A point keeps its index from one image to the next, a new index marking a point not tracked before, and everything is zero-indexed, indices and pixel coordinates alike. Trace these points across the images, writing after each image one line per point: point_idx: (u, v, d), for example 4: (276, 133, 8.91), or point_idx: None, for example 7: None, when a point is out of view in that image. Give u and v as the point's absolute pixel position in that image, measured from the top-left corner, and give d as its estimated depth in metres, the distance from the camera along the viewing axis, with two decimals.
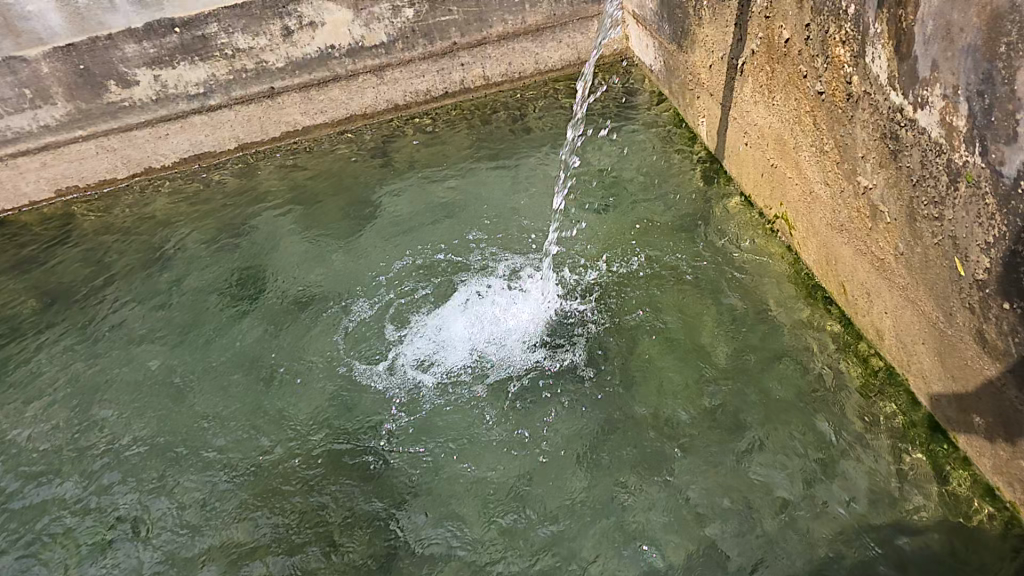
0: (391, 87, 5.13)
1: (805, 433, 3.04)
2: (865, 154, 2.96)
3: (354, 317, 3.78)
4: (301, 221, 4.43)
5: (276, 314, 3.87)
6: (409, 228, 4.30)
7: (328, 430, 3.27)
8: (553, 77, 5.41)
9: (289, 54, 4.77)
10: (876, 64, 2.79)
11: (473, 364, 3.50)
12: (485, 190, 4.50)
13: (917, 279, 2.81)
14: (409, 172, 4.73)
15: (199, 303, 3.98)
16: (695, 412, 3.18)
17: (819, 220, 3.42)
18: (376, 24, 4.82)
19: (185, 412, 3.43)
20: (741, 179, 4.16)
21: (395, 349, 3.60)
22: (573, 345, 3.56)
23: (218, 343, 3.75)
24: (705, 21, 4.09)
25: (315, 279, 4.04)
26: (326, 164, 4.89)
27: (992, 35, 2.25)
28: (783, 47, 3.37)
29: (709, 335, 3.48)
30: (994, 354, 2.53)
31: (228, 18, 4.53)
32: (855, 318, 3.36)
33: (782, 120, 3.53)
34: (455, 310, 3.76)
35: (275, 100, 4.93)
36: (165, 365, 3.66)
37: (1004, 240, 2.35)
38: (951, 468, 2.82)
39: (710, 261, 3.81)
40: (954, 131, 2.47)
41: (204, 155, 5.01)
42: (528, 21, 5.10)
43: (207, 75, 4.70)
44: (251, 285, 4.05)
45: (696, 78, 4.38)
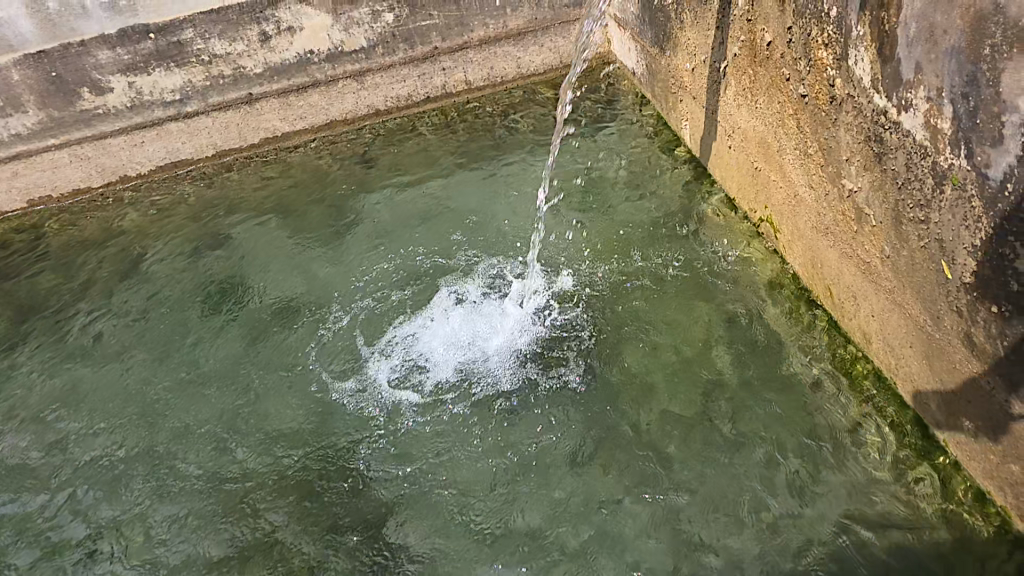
0: (372, 92, 5.01)
1: (793, 438, 2.94)
2: (849, 157, 2.85)
3: (328, 328, 3.64)
4: (281, 230, 4.28)
5: (253, 322, 3.73)
6: (389, 233, 4.18)
7: (307, 446, 3.13)
8: (535, 81, 5.31)
9: (267, 60, 4.65)
10: (859, 66, 2.69)
11: (458, 378, 3.34)
12: (469, 196, 4.38)
13: (903, 282, 2.71)
14: (389, 177, 4.60)
15: (173, 313, 3.83)
16: (681, 420, 3.07)
17: (804, 223, 3.32)
18: (356, 29, 4.70)
19: (158, 427, 3.29)
20: (725, 181, 4.06)
21: (371, 364, 3.44)
22: (558, 351, 3.44)
23: (194, 354, 3.60)
24: (686, 24, 3.99)
25: (293, 286, 3.90)
26: (305, 169, 4.77)
27: (976, 37, 2.16)
28: (765, 50, 3.27)
29: (695, 340, 3.38)
30: (982, 359, 2.43)
31: (204, 23, 4.40)
32: (841, 322, 3.26)
33: (765, 123, 3.43)
34: (433, 323, 3.61)
35: (253, 106, 4.80)
36: (139, 379, 3.51)
37: (992, 243, 2.26)
38: (940, 472, 2.73)
39: (695, 265, 3.71)
40: (938, 134, 2.38)
41: (180, 163, 4.88)
42: (510, 25, 4.99)
43: (183, 81, 4.58)
44: (228, 293, 3.91)
45: (679, 81, 4.29)
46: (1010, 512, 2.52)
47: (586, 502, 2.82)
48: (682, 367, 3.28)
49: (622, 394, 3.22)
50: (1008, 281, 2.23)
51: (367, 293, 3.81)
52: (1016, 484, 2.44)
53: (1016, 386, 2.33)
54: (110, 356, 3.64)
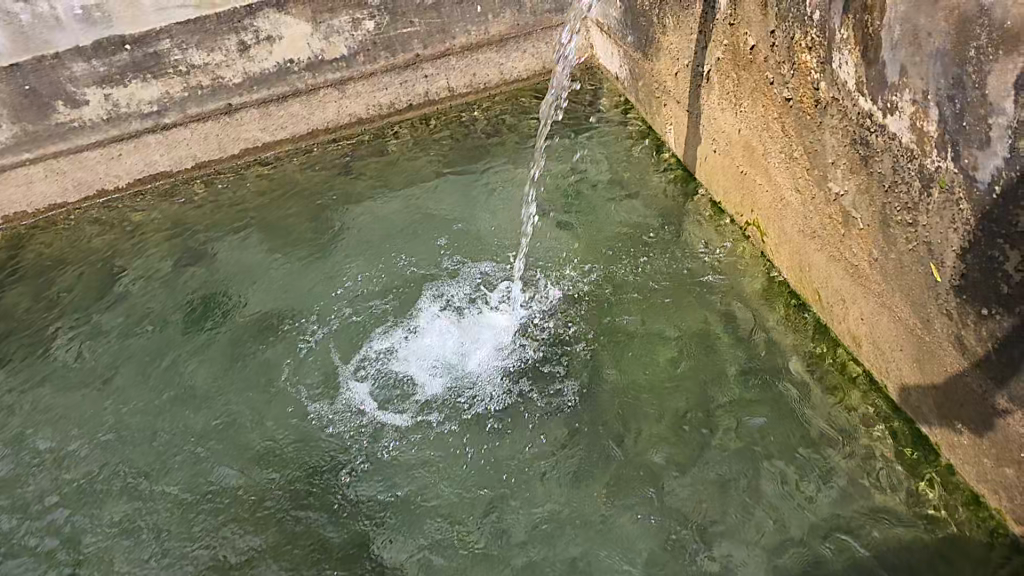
0: (353, 100, 4.95)
1: (785, 444, 2.91)
2: (835, 160, 2.84)
3: (311, 344, 3.56)
4: (263, 243, 4.20)
5: (236, 338, 3.65)
6: (373, 244, 4.12)
7: (292, 465, 3.06)
8: (519, 87, 5.26)
9: (246, 69, 4.58)
10: (843, 70, 2.67)
11: (445, 393, 3.28)
12: (453, 205, 4.32)
13: (893, 285, 2.70)
14: (372, 186, 4.54)
15: (155, 330, 3.74)
16: (674, 427, 3.04)
17: (790, 227, 3.30)
18: (336, 37, 4.64)
19: (140, 448, 3.20)
20: (710, 185, 4.03)
21: (351, 381, 3.37)
22: (547, 359, 3.40)
23: (175, 372, 3.52)
24: (669, 28, 3.98)
25: (276, 299, 3.83)
26: (287, 180, 4.70)
27: (960, 39, 2.15)
28: (749, 54, 3.25)
29: (687, 347, 3.35)
30: (973, 362, 2.42)
31: (181, 34, 4.33)
32: (831, 325, 3.24)
33: (750, 127, 3.41)
34: (415, 338, 3.55)
35: (233, 117, 4.73)
36: (118, 399, 3.43)
37: (980, 246, 2.24)
38: (934, 475, 2.71)
39: (683, 271, 3.68)
40: (925, 137, 2.36)
41: (160, 175, 4.78)
42: (491, 32, 4.96)
43: (161, 93, 4.50)
44: (211, 308, 3.83)
45: (663, 86, 4.26)
46: (1005, 515, 2.50)
47: (578, 516, 2.78)
48: (673, 375, 3.24)
49: (613, 404, 3.17)
50: (998, 284, 2.22)
51: (350, 307, 3.74)
52: (1011, 487, 2.43)
53: (1008, 389, 2.32)
54: (88, 376, 3.55)
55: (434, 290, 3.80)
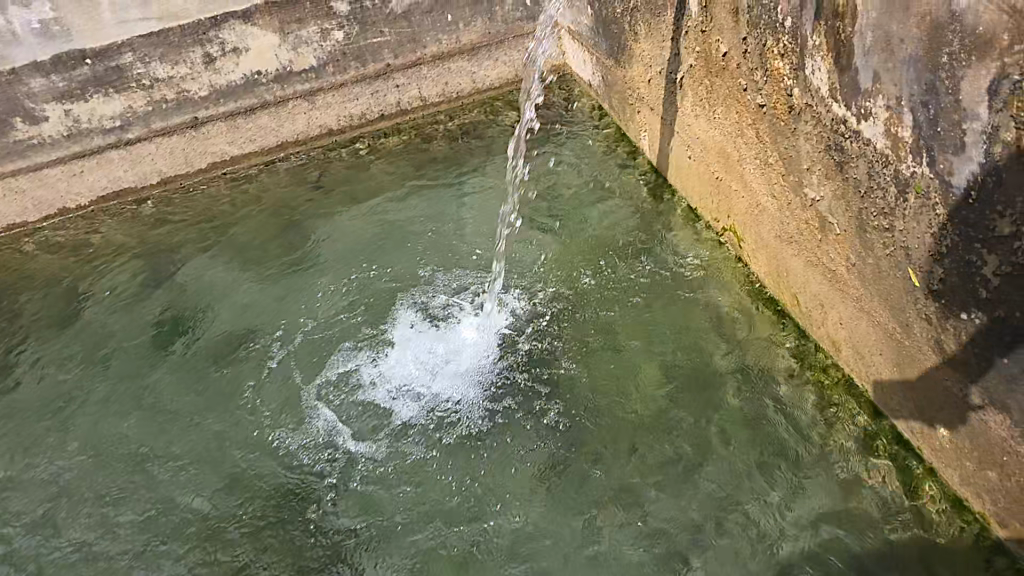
0: (324, 111, 4.86)
1: (768, 453, 2.89)
2: (810, 166, 2.84)
3: (284, 364, 3.47)
4: (234, 260, 4.09)
5: (207, 359, 3.54)
6: (347, 258, 4.03)
7: (269, 491, 2.97)
8: (491, 95, 5.21)
9: (212, 82, 4.48)
10: (816, 76, 2.67)
11: (424, 412, 3.20)
12: (427, 217, 4.25)
13: (870, 290, 2.70)
14: (344, 199, 4.45)
15: (121, 354, 3.62)
16: (657, 438, 3.01)
17: (767, 232, 3.29)
18: (305, 48, 4.56)
19: (108, 478, 3.09)
20: (686, 191, 4.02)
21: (324, 404, 3.27)
22: (527, 372, 3.35)
23: (145, 397, 3.41)
24: (641, 36, 3.97)
25: (248, 318, 3.73)
26: (256, 194, 4.58)
27: (932, 45, 2.16)
28: (721, 60, 3.25)
29: (667, 355, 3.32)
30: (953, 366, 2.43)
31: (144, 47, 4.22)
32: (810, 330, 3.23)
33: (724, 133, 3.41)
34: (389, 356, 3.46)
35: (199, 130, 4.61)
36: (85, 426, 3.30)
37: (958, 251, 2.25)
38: (916, 479, 2.71)
39: (662, 279, 3.66)
40: (899, 143, 2.37)
41: (124, 192, 4.63)
42: (463, 40, 4.91)
43: (124, 108, 4.37)
44: (180, 329, 3.72)
45: (636, 93, 4.25)
46: (989, 518, 2.51)
47: (563, 533, 2.73)
48: (656, 385, 3.21)
49: (597, 416, 3.12)
50: (976, 288, 2.23)
51: (324, 324, 3.65)
52: (994, 490, 2.44)
53: (988, 392, 2.33)
54: (52, 403, 3.42)
55: (407, 304, 3.72)
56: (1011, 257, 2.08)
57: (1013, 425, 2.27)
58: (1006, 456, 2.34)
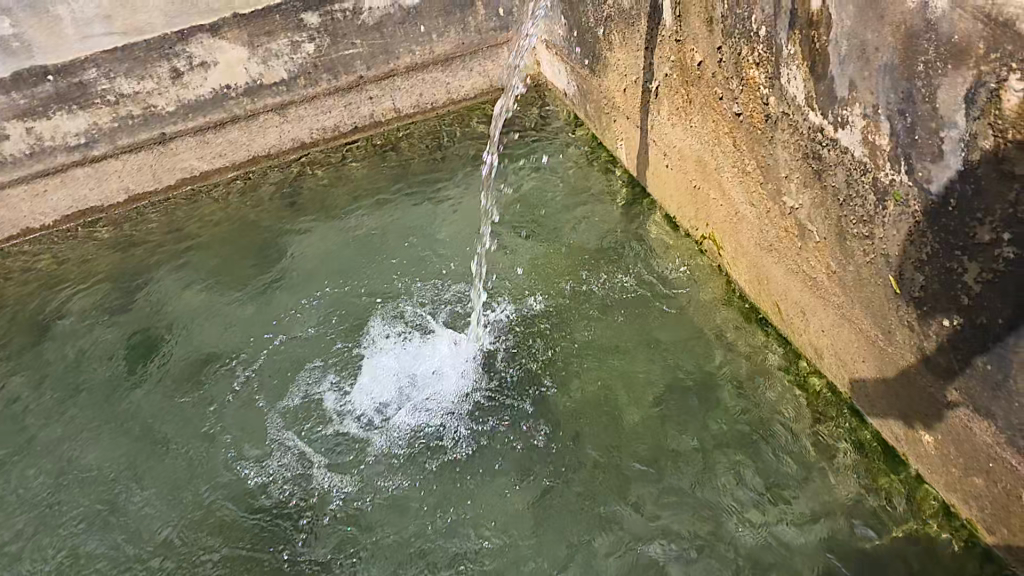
0: (296, 125, 4.77)
1: (755, 464, 2.87)
2: (789, 175, 2.83)
3: (260, 385, 3.38)
4: (206, 278, 3.99)
5: (180, 383, 3.44)
6: (322, 275, 3.94)
7: (249, 519, 2.88)
8: (466, 106, 5.16)
9: (180, 97, 4.38)
10: (792, 85, 2.66)
11: (404, 433, 3.14)
12: (403, 230, 4.19)
13: (852, 297, 2.69)
14: (318, 214, 4.37)
15: (89, 381, 3.50)
16: (643, 452, 2.97)
17: (747, 240, 3.28)
18: (275, 61, 4.49)
19: (77, 511, 2.97)
20: (664, 199, 4.00)
21: (299, 428, 3.19)
22: (509, 387, 3.29)
23: (116, 424, 3.30)
24: (615, 45, 3.95)
25: (221, 340, 3.63)
26: (227, 211, 4.47)
27: (908, 54, 2.16)
28: (697, 69, 3.24)
29: (650, 367, 3.29)
30: (936, 373, 2.43)
31: (109, 62, 4.12)
32: (791, 337, 3.22)
33: (701, 142, 3.40)
34: (364, 376, 3.38)
35: (167, 146, 4.49)
36: (55, 457, 3.19)
37: (938, 258, 2.25)
38: (903, 486, 2.71)
39: (643, 288, 3.63)
40: (877, 151, 2.37)
41: (90, 211, 4.50)
42: (437, 51, 4.86)
43: (88, 124, 4.25)
44: (150, 353, 3.60)
45: (612, 102, 4.23)
46: (976, 525, 2.51)
47: (552, 554, 2.68)
48: (641, 398, 3.17)
49: (582, 429, 3.08)
50: (958, 296, 2.23)
51: (300, 344, 3.56)
52: (980, 497, 2.43)
53: (972, 399, 2.33)
54: (19, 435, 3.30)
55: (380, 321, 3.65)
56: (991, 264, 2.08)
57: (998, 431, 2.27)
58: (992, 463, 2.33)
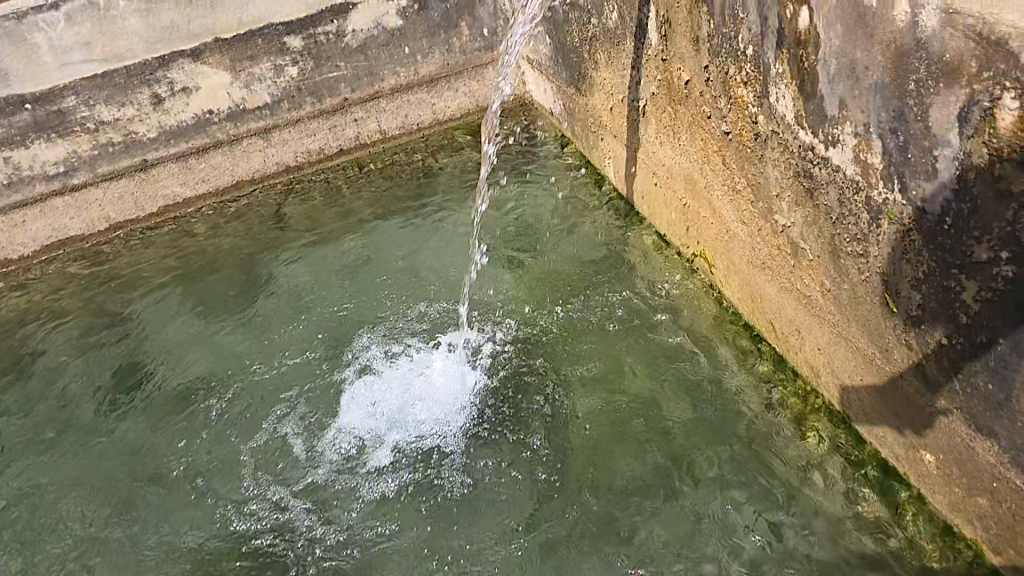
0: (280, 148, 4.71)
1: (754, 487, 2.82)
2: (780, 193, 2.81)
3: (247, 417, 3.30)
4: (189, 307, 3.90)
5: (164, 418, 3.35)
6: (308, 301, 3.86)
7: (237, 558, 2.79)
8: (451, 126, 5.11)
9: (161, 123, 4.31)
10: (781, 103, 2.64)
11: (394, 463, 3.06)
12: (390, 252, 4.13)
13: (847, 315, 2.67)
14: (304, 238, 4.29)
15: (71, 418, 3.41)
16: (641, 478, 2.91)
17: (738, 258, 3.25)
18: (258, 85, 4.44)
19: (60, 555, 2.88)
20: (654, 217, 3.97)
21: (282, 461, 3.10)
22: (502, 414, 3.22)
23: (100, 463, 3.21)
24: (600, 64, 3.94)
25: (205, 372, 3.54)
26: (210, 238, 4.39)
27: (899, 72, 2.14)
28: (684, 88, 3.23)
29: (646, 389, 3.23)
30: (936, 392, 2.40)
31: (88, 89, 4.06)
32: (787, 356, 3.18)
33: (689, 160, 3.38)
34: (348, 405, 3.31)
35: (149, 173, 4.42)
36: (37, 499, 3.09)
37: (935, 276, 2.23)
38: (905, 507, 2.66)
39: (636, 308, 3.58)
40: (869, 169, 2.35)
41: (70, 241, 4.41)
42: (421, 72, 4.82)
43: (67, 152, 4.17)
44: (133, 387, 3.51)
45: (599, 120, 4.20)
46: (982, 544, 2.47)
47: None
48: (637, 421, 3.12)
49: (578, 455, 3.02)
50: (957, 314, 2.21)
51: (288, 373, 3.48)
52: (985, 517, 2.40)
53: (973, 418, 2.30)
54: None
55: (366, 348, 3.58)
56: (990, 283, 2.06)
57: (1002, 450, 2.24)
58: (996, 483, 2.30)
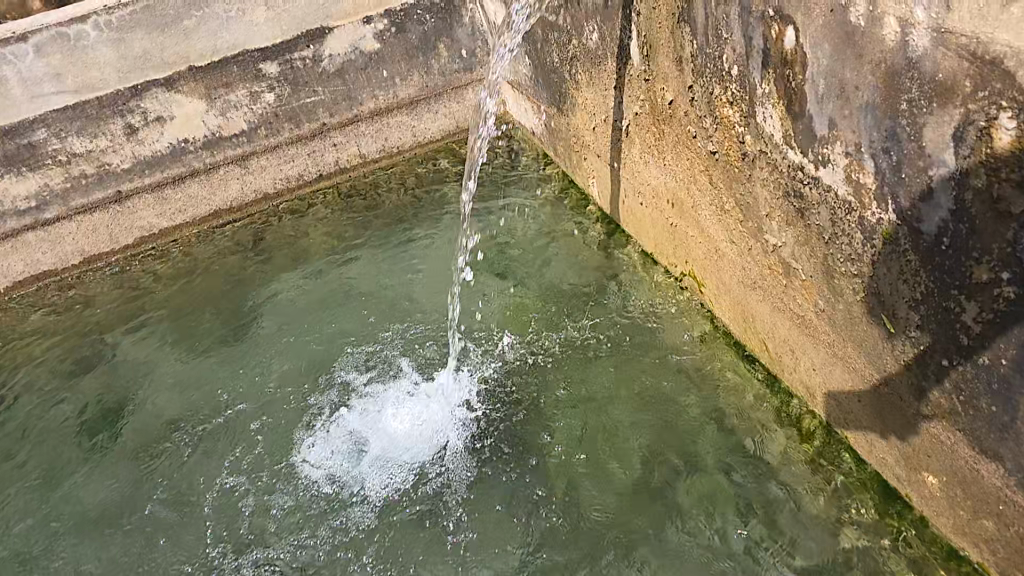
0: (259, 175, 4.59)
1: (756, 513, 2.75)
2: (769, 213, 2.77)
3: (230, 454, 3.18)
4: (168, 343, 3.77)
5: (143, 459, 3.22)
6: (289, 334, 3.73)
7: None
8: (431, 148, 5.00)
9: (135, 153, 4.21)
10: (769, 123, 2.60)
11: (380, 496, 2.95)
12: (372, 281, 4.02)
13: (842, 336, 2.62)
14: (284, 268, 4.17)
15: (47, 463, 3.27)
16: (639, 508, 2.83)
17: (728, 277, 3.20)
18: (234, 112, 4.34)
19: None
20: (640, 237, 3.91)
21: (262, 501, 2.98)
22: (494, 445, 3.12)
23: (76, 510, 3.06)
24: (582, 84, 3.89)
25: (185, 410, 3.40)
26: (188, 270, 4.26)
27: (890, 92, 2.11)
28: (668, 108, 3.19)
29: (640, 415, 3.15)
30: (938, 413, 2.36)
31: (59, 121, 3.96)
32: (781, 376, 3.12)
33: (676, 180, 3.33)
34: (329, 436, 3.21)
35: (125, 204, 4.29)
36: (12, 551, 2.95)
37: (934, 296, 2.19)
38: (909, 529, 2.61)
39: (627, 330, 3.50)
40: (863, 189, 2.31)
41: (43, 276, 4.25)
42: (401, 95, 4.74)
43: (39, 186, 4.06)
44: (111, 427, 3.38)
45: (582, 139, 4.15)
46: (988, 567, 2.41)
47: None
48: (633, 448, 3.04)
49: (573, 484, 2.93)
50: (958, 334, 2.17)
51: (271, 410, 3.35)
52: (993, 540, 2.34)
53: (977, 440, 2.25)
54: None
55: (350, 379, 3.46)
56: (991, 304, 2.02)
57: (1007, 473, 2.19)
58: (1002, 505, 2.24)
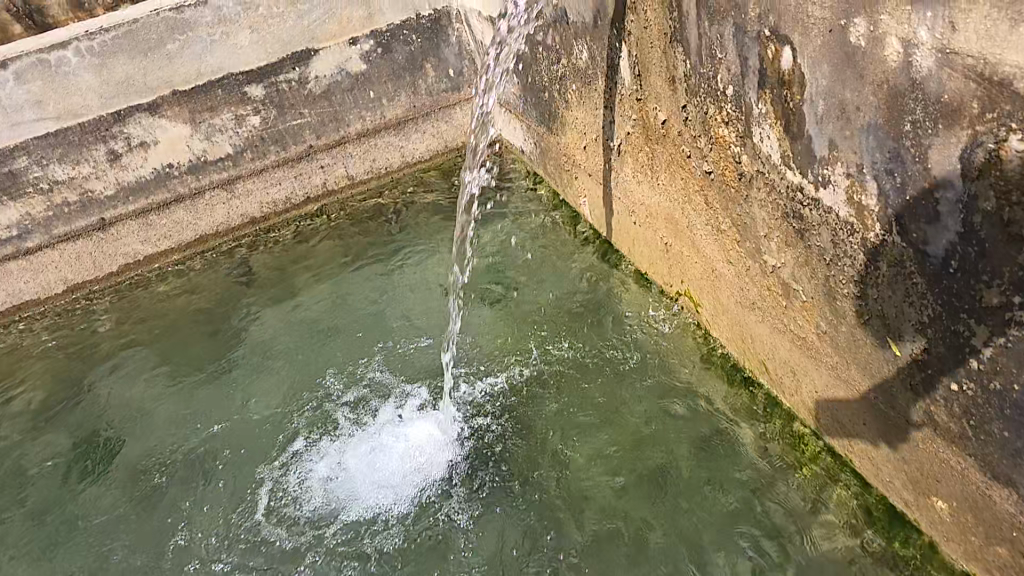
0: (245, 200, 4.48)
1: (765, 541, 2.67)
2: (767, 233, 2.71)
3: (219, 490, 3.06)
4: (154, 374, 3.65)
5: (127, 497, 3.08)
6: (276, 364, 3.62)
7: None
8: (423, 168, 4.91)
9: (119, 179, 4.12)
10: (766, 143, 2.56)
11: (374, 532, 2.84)
12: (362, 307, 3.92)
13: (846, 357, 2.56)
14: (271, 295, 4.07)
15: (28, 503, 3.14)
16: (642, 539, 2.74)
17: (726, 298, 3.14)
18: (219, 136, 4.26)
19: None
20: (634, 256, 3.84)
21: (251, 539, 2.86)
22: (492, 475, 3.02)
23: (58, 551, 2.93)
24: (572, 103, 3.84)
25: (172, 444, 3.28)
26: (174, 298, 4.14)
27: (893, 112, 2.06)
28: (661, 128, 3.14)
29: (642, 442, 3.06)
30: (947, 437, 2.29)
31: (40, 148, 3.89)
32: (783, 398, 3.05)
33: (670, 199, 3.27)
34: (318, 470, 3.10)
35: (108, 231, 4.18)
36: None
37: (942, 320, 2.14)
38: (918, 556, 2.53)
39: (626, 353, 3.42)
40: (864, 211, 2.26)
41: (25, 305, 4.13)
42: (388, 115, 4.65)
43: (20, 216, 3.96)
44: (95, 463, 3.25)
45: (573, 159, 4.10)
46: None
47: None
48: (635, 476, 2.95)
49: (573, 514, 2.83)
50: (967, 359, 2.11)
51: (261, 444, 3.23)
52: (1007, 568, 2.26)
53: (989, 466, 2.18)
54: None
55: (340, 410, 3.35)
56: (1002, 328, 1.96)
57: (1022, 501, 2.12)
58: (1016, 533, 2.17)
